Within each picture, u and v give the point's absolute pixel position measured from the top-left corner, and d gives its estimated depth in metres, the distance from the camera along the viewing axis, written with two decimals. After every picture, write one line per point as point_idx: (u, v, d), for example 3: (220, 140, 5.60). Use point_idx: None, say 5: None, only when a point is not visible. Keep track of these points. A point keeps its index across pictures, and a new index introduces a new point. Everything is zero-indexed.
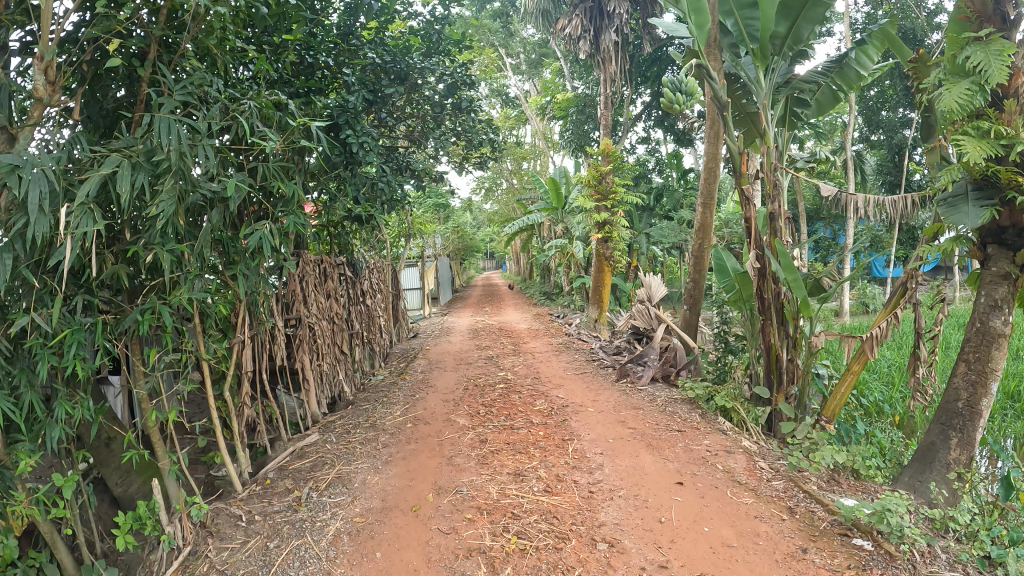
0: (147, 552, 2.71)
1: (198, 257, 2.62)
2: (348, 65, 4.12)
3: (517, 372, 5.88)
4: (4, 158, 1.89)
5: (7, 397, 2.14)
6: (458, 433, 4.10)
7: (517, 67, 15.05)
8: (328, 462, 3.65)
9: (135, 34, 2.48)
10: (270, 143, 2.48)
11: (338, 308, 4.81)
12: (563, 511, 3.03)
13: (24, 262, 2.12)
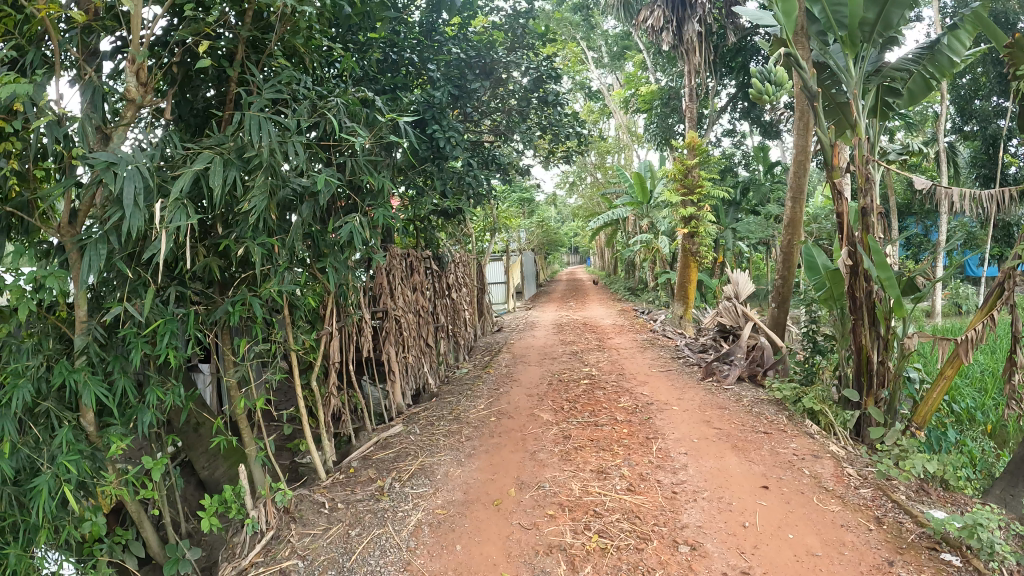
0: (233, 535, 2.83)
1: (288, 250, 2.70)
2: (433, 61, 4.17)
3: (602, 368, 5.82)
4: (100, 155, 1.97)
5: (100, 382, 2.28)
6: (542, 428, 4.09)
7: (599, 61, 14.91)
8: (411, 453, 3.70)
9: (223, 36, 2.56)
10: (360, 139, 2.50)
11: (424, 301, 4.89)
12: (645, 511, 2.97)
13: (121, 255, 2.24)
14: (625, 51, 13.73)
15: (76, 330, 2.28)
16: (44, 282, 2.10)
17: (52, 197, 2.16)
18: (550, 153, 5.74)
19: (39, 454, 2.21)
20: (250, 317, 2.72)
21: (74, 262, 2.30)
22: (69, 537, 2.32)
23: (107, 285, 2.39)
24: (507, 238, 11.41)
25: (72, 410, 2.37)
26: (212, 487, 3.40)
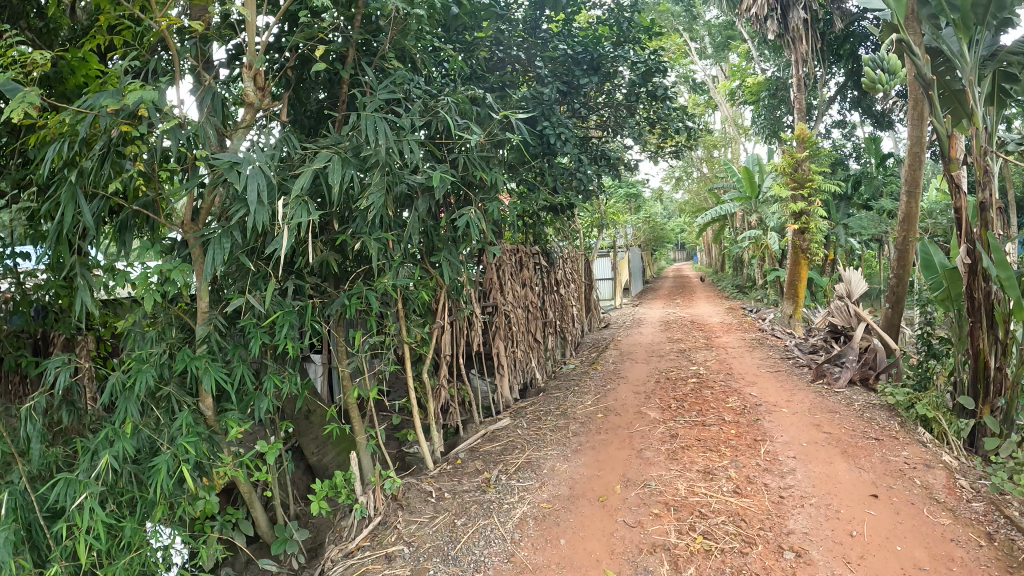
0: (341, 518, 2.97)
1: (403, 245, 2.78)
2: (539, 58, 4.23)
3: (710, 367, 5.69)
4: (223, 156, 2.09)
5: (222, 369, 2.43)
6: (648, 425, 4.05)
7: (703, 51, 14.51)
8: (518, 447, 3.75)
9: (335, 40, 2.67)
10: (474, 137, 2.53)
11: (533, 296, 4.94)
12: (751, 515, 2.89)
13: (243, 250, 2.36)
14: (728, 41, 13.30)
15: (200, 320, 2.43)
16: (172, 275, 2.22)
17: (177, 196, 2.29)
18: (656, 148, 5.64)
19: (159, 435, 2.37)
20: (366, 310, 2.83)
21: (198, 257, 2.44)
22: (183, 513, 2.48)
23: (230, 278, 2.54)
24: (613, 233, 11.33)
25: (194, 395, 2.53)
26: (323, 473, 3.55)
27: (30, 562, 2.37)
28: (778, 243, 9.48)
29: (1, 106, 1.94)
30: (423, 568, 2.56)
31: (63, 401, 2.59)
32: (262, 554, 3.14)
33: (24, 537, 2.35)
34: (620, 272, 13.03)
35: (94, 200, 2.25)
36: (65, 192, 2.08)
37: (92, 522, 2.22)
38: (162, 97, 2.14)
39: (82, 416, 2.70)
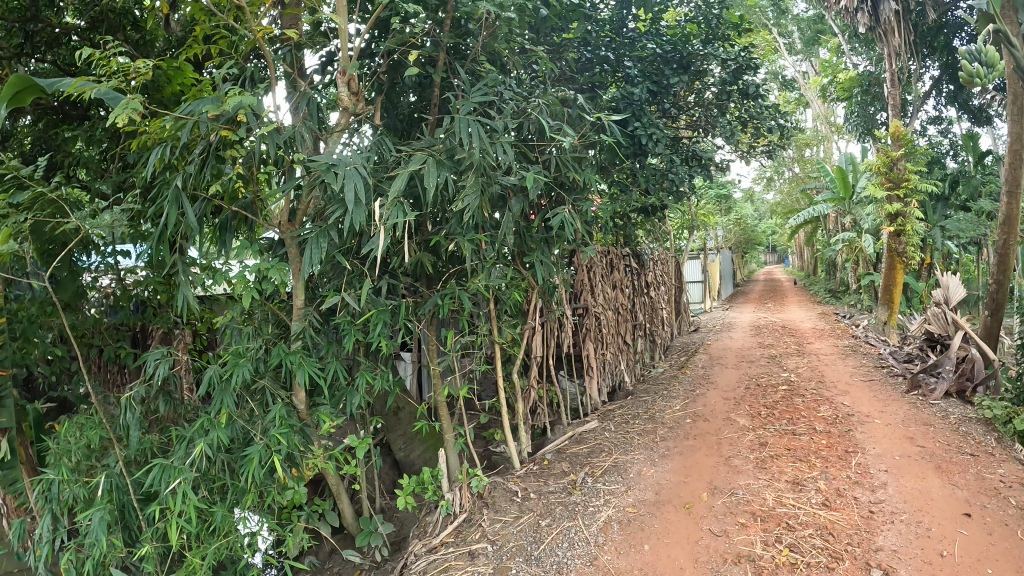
0: (426, 514, 3.07)
1: (496, 246, 2.80)
2: (627, 58, 4.21)
3: (802, 374, 5.51)
4: (322, 158, 2.15)
5: (318, 365, 2.51)
6: (738, 432, 3.95)
7: (792, 46, 13.98)
8: (605, 450, 3.71)
9: (426, 45, 2.71)
10: (568, 139, 2.52)
11: (623, 298, 4.89)
12: (838, 529, 2.78)
13: (339, 250, 2.43)
14: (818, 35, 12.80)
15: (296, 317, 2.51)
16: (270, 274, 2.28)
17: (276, 198, 2.37)
18: (746, 148, 5.48)
19: (253, 427, 2.45)
20: (458, 309, 2.87)
21: (295, 257, 2.52)
22: (273, 502, 2.56)
23: (326, 277, 2.61)
24: (702, 234, 11.06)
25: (288, 389, 2.61)
26: (408, 469, 3.63)
27: (122, 540, 2.50)
28: (873, 246, 9.07)
29: (109, 111, 2.04)
30: (505, 567, 2.58)
31: (160, 391, 2.72)
32: (348, 545, 3.23)
33: (117, 517, 2.49)
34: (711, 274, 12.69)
35: (196, 203, 2.35)
36: (170, 195, 2.16)
37: (185, 506, 2.33)
38: (260, 103, 2.21)
39: (179, 406, 2.83)
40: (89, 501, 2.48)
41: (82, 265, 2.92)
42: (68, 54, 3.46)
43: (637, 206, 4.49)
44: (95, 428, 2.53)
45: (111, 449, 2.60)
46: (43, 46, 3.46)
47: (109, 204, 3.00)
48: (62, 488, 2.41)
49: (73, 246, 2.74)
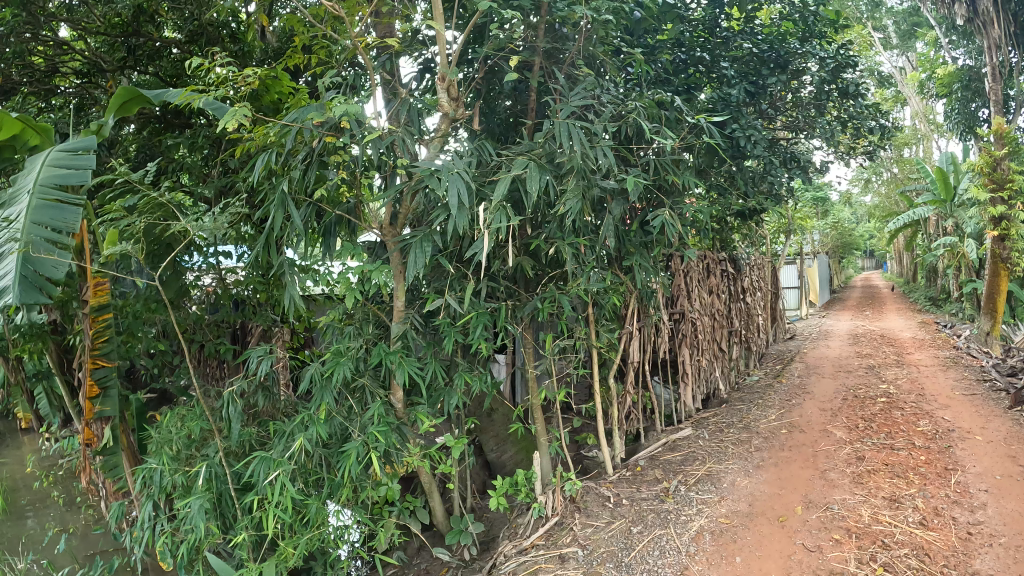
0: (517, 515, 3.12)
1: (595, 249, 2.78)
2: (723, 59, 4.13)
3: (901, 386, 5.23)
4: (424, 163, 2.16)
5: (418, 365, 2.55)
6: (834, 445, 3.79)
7: (887, 41, 13.37)
8: (699, 458, 3.62)
9: (523, 49, 2.73)
10: (669, 141, 2.50)
11: (719, 303, 4.77)
12: (936, 550, 2.63)
13: (443, 253, 2.48)
14: (914, 28, 12.18)
15: (396, 319, 2.57)
16: (372, 276, 2.31)
17: (378, 203, 2.44)
18: (844, 149, 5.26)
19: (351, 423, 2.51)
20: (555, 313, 2.87)
21: (396, 262, 2.56)
22: (367, 498, 2.60)
23: (426, 280, 2.67)
24: (799, 239, 10.63)
25: (387, 388, 2.66)
26: (499, 470, 3.61)
27: (219, 527, 2.60)
28: (976, 250, 8.56)
29: (220, 118, 2.16)
30: (596, 572, 2.57)
31: (259, 387, 2.80)
32: (437, 542, 3.25)
33: (215, 505, 2.59)
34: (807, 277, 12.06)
35: (303, 206, 2.43)
36: (276, 199, 2.26)
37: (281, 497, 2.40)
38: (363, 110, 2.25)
39: (277, 401, 2.93)
40: (189, 488, 2.58)
41: (187, 264, 3.14)
42: (170, 66, 3.99)
43: (735, 210, 4.39)
44: (196, 419, 2.69)
45: (210, 440, 2.74)
46: (145, 58, 4.04)
47: (210, 208, 3.20)
48: (163, 475, 2.56)
49: (177, 245, 2.92)
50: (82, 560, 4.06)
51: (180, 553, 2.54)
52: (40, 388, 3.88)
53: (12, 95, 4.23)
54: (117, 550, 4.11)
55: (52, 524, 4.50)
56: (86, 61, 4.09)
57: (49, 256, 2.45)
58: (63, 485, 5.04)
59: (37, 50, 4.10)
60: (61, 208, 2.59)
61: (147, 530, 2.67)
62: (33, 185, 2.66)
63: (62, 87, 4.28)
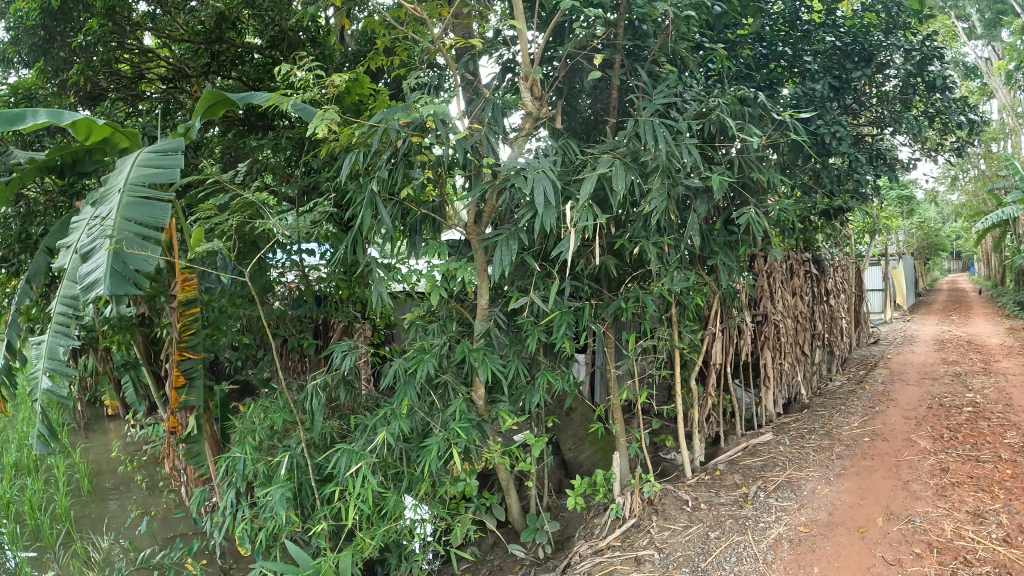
0: (594, 515, 3.29)
1: (679, 248, 2.83)
2: (808, 52, 4.07)
3: (990, 396, 4.91)
4: (510, 163, 2.23)
5: (503, 363, 2.61)
6: (918, 455, 3.64)
7: (971, 31, 12.72)
8: (778, 464, 3.56)
9: (604, 48, 2.87)
10: (755, 139, 2.59)
11: (803, 306, 4.64)
12: (1020, 569, 2.48)
13: (528, 252, 2.54)
14: (1003, 16, 11.54)
15: (480, 316, 2.69)
16: (457, 273, 2.43)
17: (464, 202, 2.54)
18: (931, 144, 5.06)
19: (433, 419, 2.63)
20: (638, 313, 2.92)
21: (480, 259, 2.65)
22: (446, 493, 2.71)
23: (512, 279, 2.74)
24: (883, 238, 10.17)
25: (468, 385, 2.77)
26: (577, 469, 3.67)
27: (298, 515, 2.74)
28: None
29: (310, 122, 2.33)
30: None
31: (342, 381, 2.93)
32: (512, 539, 3.34)
33: (295, 494, 2.73)
34: (891, 279, 11.64)
35: (389, 205, 2.58)
36: (365, 199, 2.42)
37: (363, 488, 2.53)
38: (449, 111, 2.33)
39: (359, 395, 3.05)
40: (270, 477, 2.77)
41: (271, 261, 3.32)
42: (252, 70, 4.23)
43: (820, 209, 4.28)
44: (279, 412, 2.84)
45: (291, 432, 2.89)
46: (228, 64, 4.32)
47: (294, 206, 3.34)
48: (245, 462, 2.73)
49: (262, 243, 3.11)
50: (163, 542, 4.26)
51: (260, 538, 2.69)
52: (126, 377, 4.07)
53: (100, 101, 4.51)
54: (192, 536, 4.26)
55: (134, 506, 4.74)
56: (169, 67, 4.35)
57: (140, 250, 2.58)
58: (145, 470, 5.36)
59: (123, 58, 4.33)
60: (150, 205, 2.73)
61: (228, 516, 2.81)
62: (123, 184, 2.80)
63: (148, 93, 4.56)
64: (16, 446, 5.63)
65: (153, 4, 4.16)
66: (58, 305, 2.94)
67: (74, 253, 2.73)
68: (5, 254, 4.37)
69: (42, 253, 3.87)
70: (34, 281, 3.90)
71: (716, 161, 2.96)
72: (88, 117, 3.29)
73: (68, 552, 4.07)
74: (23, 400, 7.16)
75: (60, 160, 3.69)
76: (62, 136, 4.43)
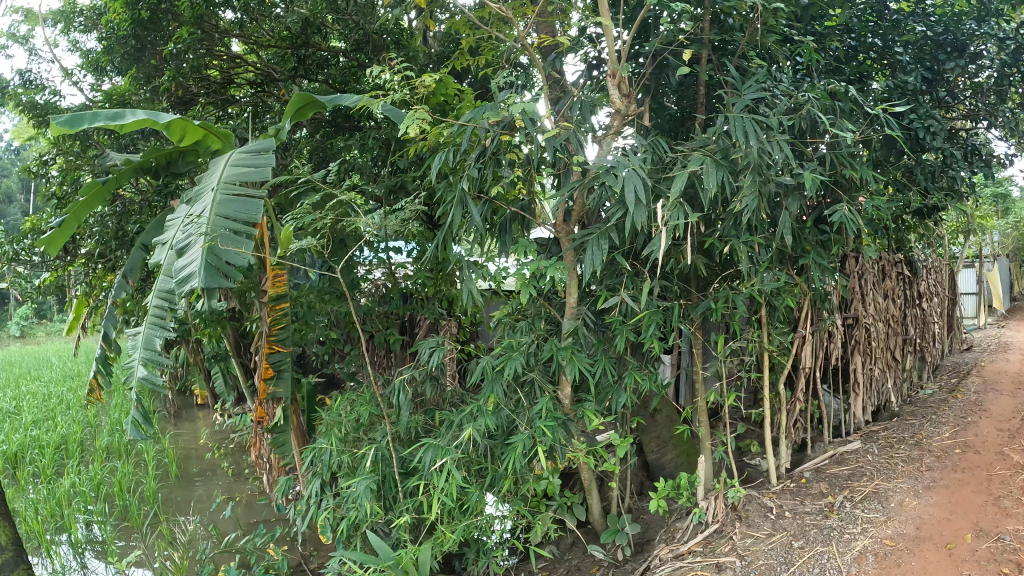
0: (675, 519, 3.29)
1: (769, 248, 2.80)
2: (898, 43, 3.89)
3: None
4: (601, 161, 2.27)
5: (590, 361, 2.64)
6: (1014, 471, 3.39)
7: None
8: (866, 474, 3.42)
9: (691, 43, 2.91)
10: (850, 133, 2.55)
11: (895, 310, 4.47)
12: None
13: (619, 251, 2.56)
14: None
15: (569, 314, 2.71)
16: (547, 271, 2.45)
17: (553, 201, 2.60)
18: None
19: (518, 416, 2.69)
20: (727, 313, 2.90)
21: (569, 258, 2.68)
22: (530, 490, 2.76)
23: (600, 278, 2.76)
24: (978, 239, 9.59)
25: (556, 383, 2.80)
26: (659, 471, 3.63)
27: (381, 507, 2.85)
28: None
29: (403, 121, 2.46)
30: None
31: (429, 377, 3.03)
32: (591, 539, 3.35)
33: (380, 486, 2.86)
34: (986, 283, 10.98)
35: (479, 204, 2.67)
36: (456, 198, 2.53)
37: (447, 483, 2.66)
38: (538, 110, 2.40)
39: (444, 391, 3.13)
40: (353, 468, 2.92)
41: (360, 259, 3.46)
42: (337, 73, 4.38)
43: (913, 207, 4.08)
44: (365, 406, 3.01)
45: (377, 425, 3.05)
46: (314, 67, 4.44)
47: (382, 205, 3.45)
48: (332, 454, 2.93)
49: (349, 242, 3.23)
50: (245, 526, 4.44)
51: (343, 527, 2.81)
52: (218, 367, 4.29)
53: (192, 105, 4.73)
54: (276, 522, 4.45)
55: (220, 492, 4.96)
56: (258, 72, 4.58)
57: (233, 246, 2.67)
58: (232, 458, 5.63)
59: (213, 63, 4.59)
60: (242, 201, 2.83)
61: (313, 505, 2.93)
62: (218, 183, 2.94)
63: (238, 97, 4.79)
64: (111, 432, 5.99)
65: (240, 12, 4.35)
66: (155, 299, 3.09)
67: (170, 249, 2.85)
68: (104, 250, 4.66)
69: (139, 249, 4.07)
70: (131, 276, 4.10)
71: (807, 157, 2.91)
72: (183, 117, 3.45)
73: (154, 532, 4.29)
74: (118, 389, 7.58)
75: (155, 160, 3.90)
76: (155, 139, 4.68)
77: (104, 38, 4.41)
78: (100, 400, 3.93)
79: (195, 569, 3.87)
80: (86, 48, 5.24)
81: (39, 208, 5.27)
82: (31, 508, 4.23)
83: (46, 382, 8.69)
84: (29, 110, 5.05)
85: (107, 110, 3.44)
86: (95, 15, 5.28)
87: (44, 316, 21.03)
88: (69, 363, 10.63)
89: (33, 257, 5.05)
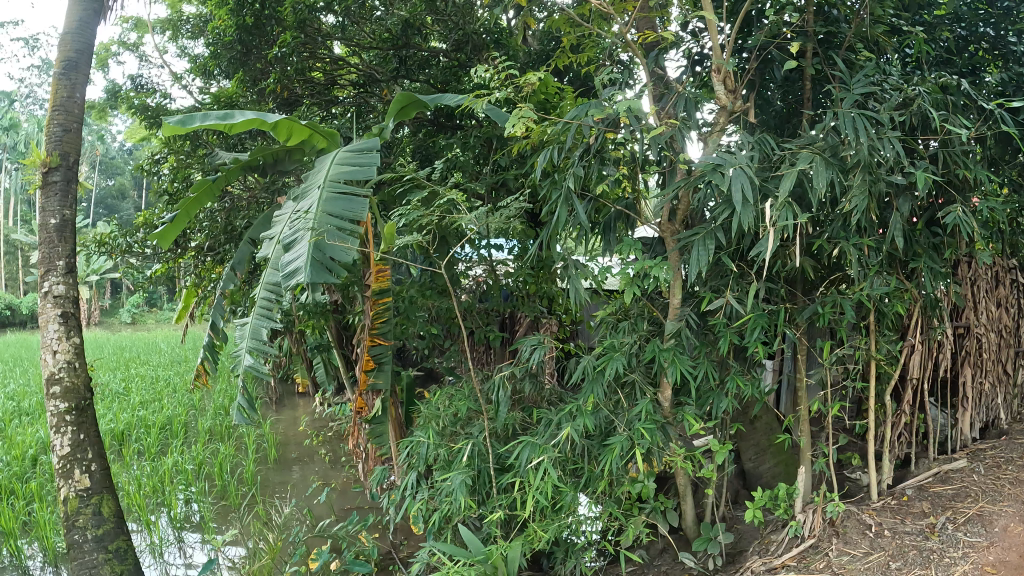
0: (770, 530, 3.18)
1: (880, 252, 2.66)
2: (1013, 32, 3.49)
3: None
4: (710, 159, 2.22)
5: (690, 363, 2.59)
6: None
7: None
8: (971, 495, 3.18)
9: (797, 36, 2.80)
10: (965, 130, 2.40)
11: (1010, 320, 4.13)
12: None
13: (725, 251, 2.50)
14: None
15: (671, 316, 2.67)
16: (651, 271, 2.43)
17: (658, 199, 2.57)
18: None
19: (617, 417, 2.69)
20: (835, 319, 2.78)
21: (673, 259, 2.63)
22: (620, 492, 2.74)
23: (704, 279, 2.70)
24: None
25: (655, 386, 2.77)
26: (757, 480, 3.54)
27: (474, 501, 2.91)
28: None
29: (509, 121, 2.51)
30: None
31: (528, 374, 3.06)
32: (683, 546, 3.29)
33: (474, 480, 2.92)
34: None
35: (584, 202, 2.68)
36: (561, 196, 2.53)
37: (541, 481, 2.69)
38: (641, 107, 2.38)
39: (542, 390, 3.15)
40: (449, 462, 3.02)
41: (462, 256, 3.53)
42: (438, 73, 4.46)
43: None
44: (463, 401, 3.09)
45: (474, 420, 3.11)
46: (415, 66, 4.55)
47: (482, 202, 3.51)
48: (429, 447, 3.04)
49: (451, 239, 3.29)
50: (339, 512, 4.60)
51: (436, 519, 2.89)
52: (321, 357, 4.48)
53: (296, 106, 4.93)
54: (369, 510, 4.60)
55: (316, 477, 5.17)
56: (360, 73, 4.71)
57: (338, 241, 2.76)
58: (329, 445, 5.86)
59: (317, 66, 4.79)
60: (348, 199, 2.92)
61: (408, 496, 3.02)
62: (325, 180, 3.05)
63: (340, 97, 4.97)
64: (214, 415, 6.36)
65: (341, 16, 4.49)
66: (263, 291, 3.22)
67: (277, 242, 2.98)
68: (213, 243, 4.98)
69: (247, 243, 4.28)
70: (239, 268, 4.27)
71: (919, 155, 2.75)
72: (289, 118, 3.59)
73: (251, 512, 4.51)
74: (224, 375, 8.02)
75: (262, 160, 4.08)
76: (261, 139, 4.91)
77: (212, 44, 4.69)
78: (207, 385, 4.00)
79: (290, 551, 4.03)
80: (195, 53, 5.55)
81: (155, 204, 5.64)
82: (135, 482, 4.51)
83: (154, 366, 9.29)
84: (143, 113, 5.40)
85: (218, 110, 3.60)
86: (201, 21, 5.56)
87: (155, 304, 22.46)
88: (177, 348, 11.31)
89: (145, 249, 5.43)
